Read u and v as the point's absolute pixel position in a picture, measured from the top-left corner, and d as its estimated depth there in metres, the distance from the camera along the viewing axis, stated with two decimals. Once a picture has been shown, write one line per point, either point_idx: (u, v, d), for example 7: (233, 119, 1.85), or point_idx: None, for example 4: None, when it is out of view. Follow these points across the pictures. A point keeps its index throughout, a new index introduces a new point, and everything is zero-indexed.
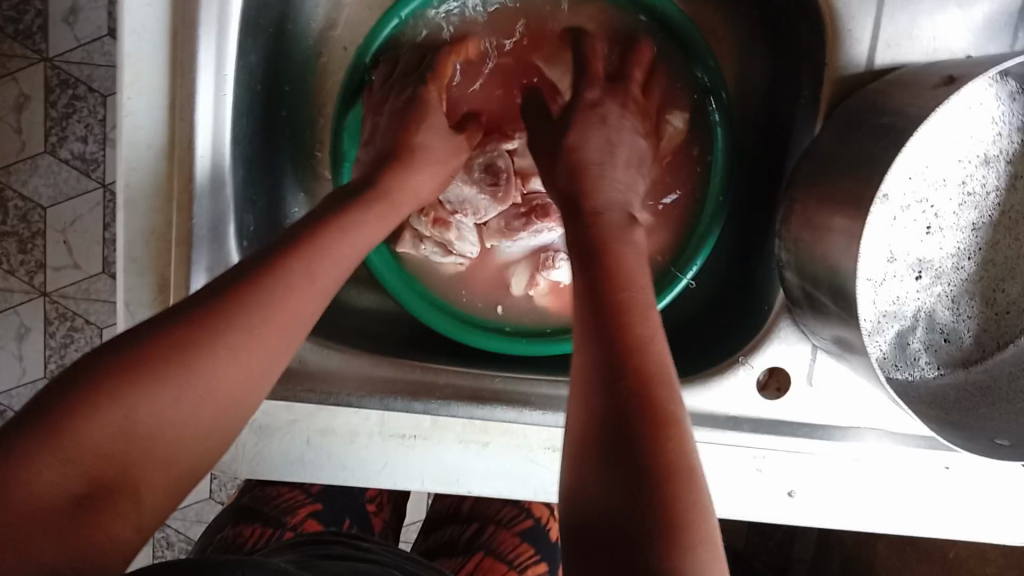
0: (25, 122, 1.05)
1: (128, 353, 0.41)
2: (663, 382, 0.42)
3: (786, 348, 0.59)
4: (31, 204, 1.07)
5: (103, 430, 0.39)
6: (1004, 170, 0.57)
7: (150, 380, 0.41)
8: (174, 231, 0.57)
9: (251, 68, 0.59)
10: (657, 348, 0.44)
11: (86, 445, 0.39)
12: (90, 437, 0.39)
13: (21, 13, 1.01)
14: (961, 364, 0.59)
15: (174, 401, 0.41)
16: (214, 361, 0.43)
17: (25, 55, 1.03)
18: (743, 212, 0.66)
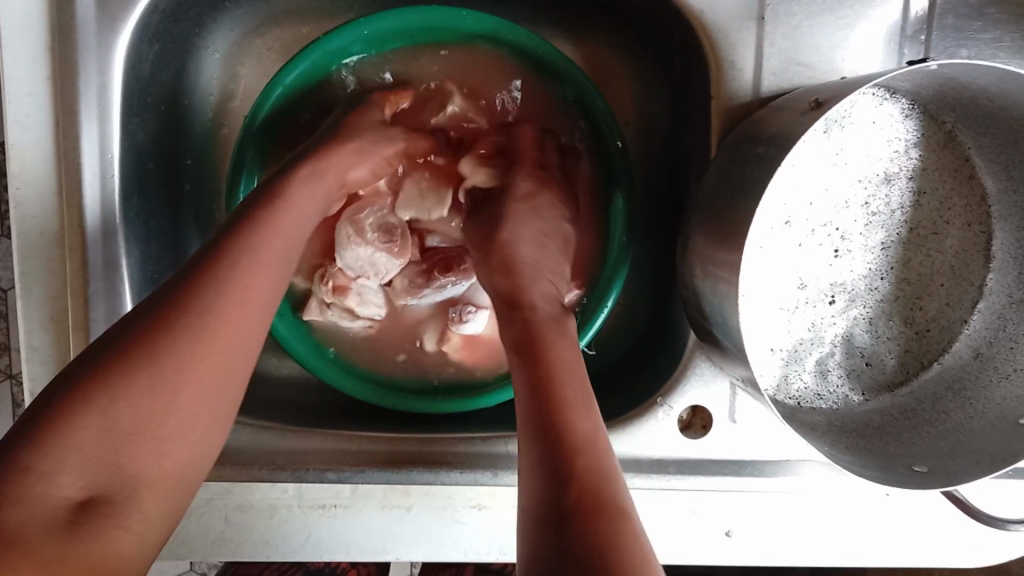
0: None
1: (104, 357, 0.40)
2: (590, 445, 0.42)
3: (703, 387, 0.58)
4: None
5: (89, 437, 0.39)
6: (907, 187, 0.55)
7: (123, 379, 0.40)
8: (71, 316, 0.56)
9: (142, 146, 0.59)
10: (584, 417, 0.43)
11: (74, 449, 0.38)
12: (76, 443, 0.38)
13: None
14: (885, 388, 0.57)
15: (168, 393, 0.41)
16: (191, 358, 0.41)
17: None
18: (655, 250, 0.65)
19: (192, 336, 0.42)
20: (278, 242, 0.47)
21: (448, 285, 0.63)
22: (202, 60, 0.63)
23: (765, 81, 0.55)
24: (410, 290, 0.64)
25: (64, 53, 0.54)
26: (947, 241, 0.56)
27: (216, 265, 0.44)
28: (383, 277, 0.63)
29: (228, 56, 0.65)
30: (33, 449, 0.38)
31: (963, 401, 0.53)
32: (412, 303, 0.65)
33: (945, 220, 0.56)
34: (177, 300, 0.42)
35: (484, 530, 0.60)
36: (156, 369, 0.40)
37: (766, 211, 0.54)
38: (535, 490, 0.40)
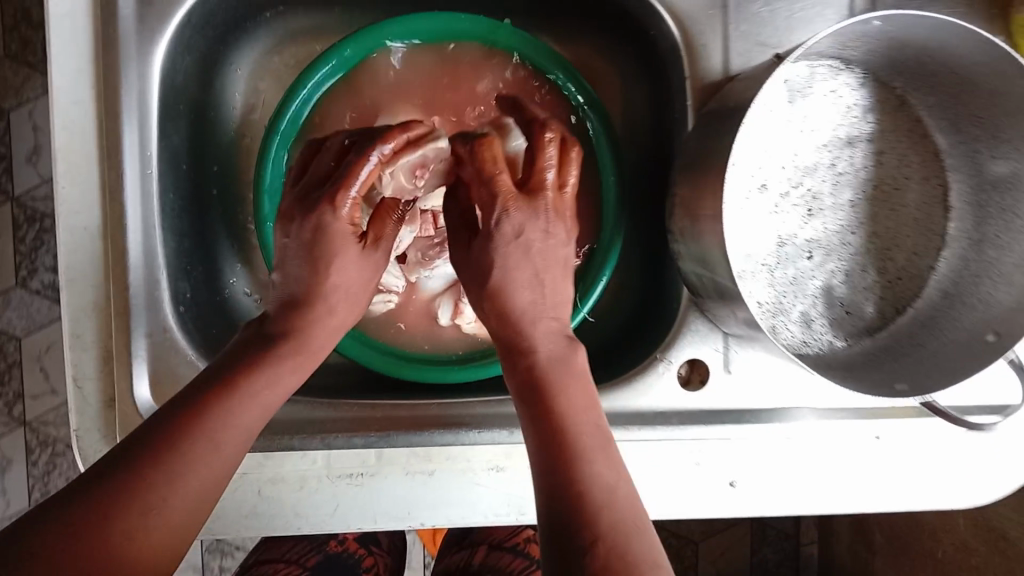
0: None
1: (139, 452, 0.44)
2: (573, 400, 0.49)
3: (696, 341, 0.63)
4: (7, 336, 1.10)
5: (115, 531, 0.41)
6: (868, 149, 0.62)
7: (160, 476, 0.43)
8: (114, 302, 0.61)
9: (175, 148, 0.64)
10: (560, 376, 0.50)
11: (99, 546, 0.40)
12: (103, 537, 0.41)
13: None
14: (865, 332, 0.62)
15: (173, 493, 0.43)
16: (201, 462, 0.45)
17: None
18: (645, 228, 0.71)
19: (203, 443, 0.45)
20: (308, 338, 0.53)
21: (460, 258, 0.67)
22: (224, 77, 0.69)
23: (734, 60, 0.61)
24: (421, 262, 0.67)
25: (106, 64, 0.59)
26: (908, 196, 0.62)
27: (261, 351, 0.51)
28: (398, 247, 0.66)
29: (248, 73, 0.72)
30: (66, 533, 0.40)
31: (937, 331, 0.58)
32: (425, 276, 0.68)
33: (905, 176, 0.62)
34: (190, 415, 0.45)
35: (503, 490, 0.64)
36: (173, 471, 0.43)
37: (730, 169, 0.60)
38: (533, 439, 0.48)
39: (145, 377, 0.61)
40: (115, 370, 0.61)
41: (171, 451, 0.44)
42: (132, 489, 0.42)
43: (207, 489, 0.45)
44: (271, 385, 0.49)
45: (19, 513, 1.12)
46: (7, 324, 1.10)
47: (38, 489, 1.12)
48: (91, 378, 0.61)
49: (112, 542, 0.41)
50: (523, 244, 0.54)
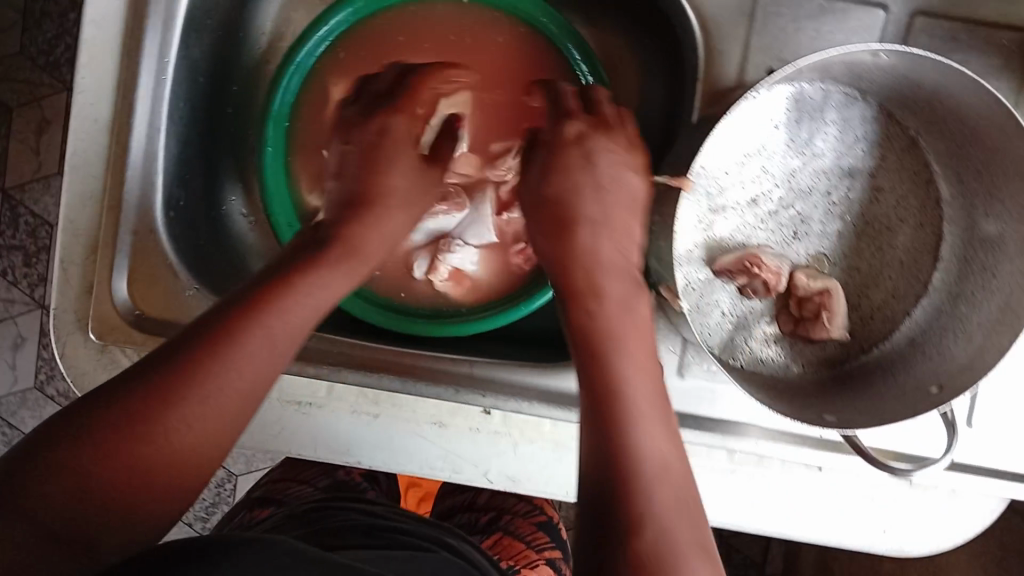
0: (42, 144, 1.21)
1: (175, 365, 0.44)
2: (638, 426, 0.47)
3: (657, 339, 0.63)
4: (40, 221, 1.22)
5: (159, 443, 0.42)
6: (866, 184, 0.61)
7: (180, 383, 0.43)
8: (108, 195, 0.63)
9: (195, 61, 0.67)
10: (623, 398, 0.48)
11: (147, 449, 0.42)
12: (150, 444, 0.42)
13: (52, 46, 1.19)
14: (824, 364, 0.62)
15: (196, 414, 0.43)
16: (205, 387, 0.43)
17: (49, 83, 1.20)
18: None
19: (190, 392, 0.43)
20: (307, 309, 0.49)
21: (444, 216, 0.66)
22: (261, 1, 0.71)
23: (750, 68, 0.61)
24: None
25: None
26: (899, 238, 0.61)
27: (237, 320, 0.46)
28: None
29: (284, 1, 0.73)
30: (99, 440, 0.41)
31: (890, 378, 0.58)
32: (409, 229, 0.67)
33: (900, 219, 0.61)
34: (203, 352, 0.44)
35: (441, 447, 0.65)
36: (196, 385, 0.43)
37: (695, 173, 0.60)
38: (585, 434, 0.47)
39: (124, 276, 0.64)
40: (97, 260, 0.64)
41: (156, 403, 0.42)
42: (133, 420, 0.42)
43: (224, 417, 0.44)
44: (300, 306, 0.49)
45: (24, 391, 1.23)
46: (42, 211, 1.21)
47: (42, 371, 1.22)
48: (75, 263, 0.64)
49: (162, 453, 0.42)
50: (586, 157, 0.58)
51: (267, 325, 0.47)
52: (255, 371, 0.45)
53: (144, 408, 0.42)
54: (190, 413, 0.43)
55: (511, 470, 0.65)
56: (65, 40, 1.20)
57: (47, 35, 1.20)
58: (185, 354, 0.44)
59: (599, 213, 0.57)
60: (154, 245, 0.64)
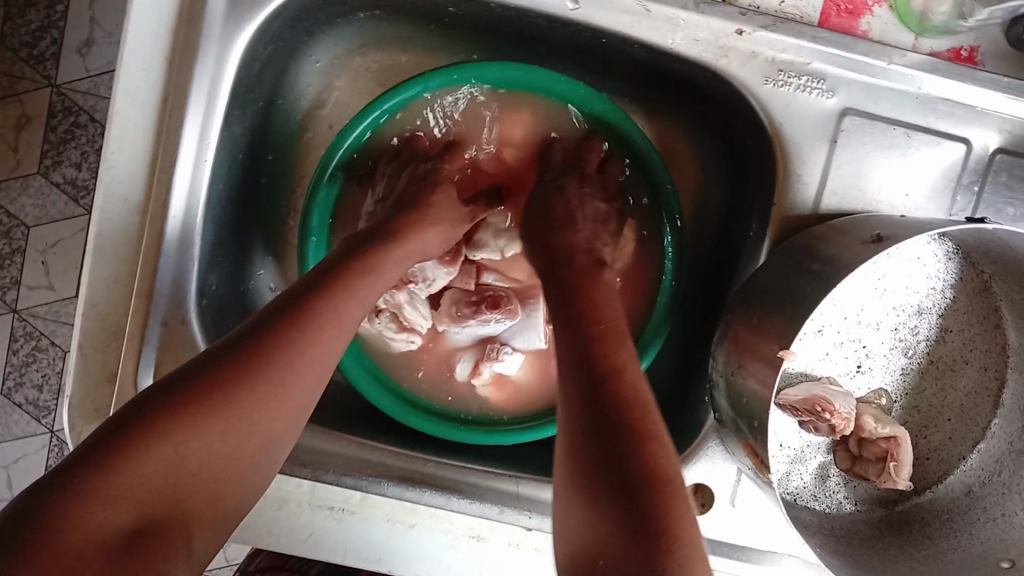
0: (24, 142, 1.04)
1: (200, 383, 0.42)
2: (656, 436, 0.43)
3: (711, 466, 0.61)
4: (15, 221, 1.05)
5: (161, 465, 0.40)
6: (935, 323, 0.60)
7: (220, 404, 0.42)
8: (137, 282, 0.59)
9: (235, 138, 0.62)
10: (649, 416, 0.44)
11: (149, 474, 0.40)
12: (150, 468, 0.40)
13: (37, 39, 1.02)
14: (878, 502, 0.62)
15: (226, 434, 0.43)
16: (251, 405, 0.43)
17: (33, 78, 1.03)
18: (688, 326, 0.69)
19: (227, 408, 0.43)
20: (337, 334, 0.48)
21: (493, 321, 0.65)
22: (304, 67, 0.67)
23: (823, 198, 0.59)
24: (455, 320, 0.65)
25: (187, 41, 0.57)
26: (963, 380, 0.60)
27: (289, 321, 0.46)
28: (430, 286, 0.65)
29: (327, 67, 0.69)
30: (110, 470, 0.39)
31: (950, 531, 0.57)
32: (453, 329, 0.66)
33: (965, 360, 0.60)
34: (246, 354, 0.44)
35: (479, 560, 0.62)
36: (236, 400, 0.43)
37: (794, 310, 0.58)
38: (586, 437, 0.43)
39: (150, 371, 0.59)
40: (120, 348, 0.59)
41: (200, 407, 0.42)
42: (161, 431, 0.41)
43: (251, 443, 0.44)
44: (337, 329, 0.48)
45: None
46: (18, 211, 1.05)
47: (13, 378, 1.09)
48: (95, 350, 0.59)
49: (158, 477, 0.40)
50: (578, 184, 0.65)
51: (309, 335, 0.46)
52: (299, 397, 0.46)
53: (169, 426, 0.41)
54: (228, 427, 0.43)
55: None
56: (52, 31, 1.02)
57: (31, 25, 1.02)
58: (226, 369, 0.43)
59: (585, 250, 0.60)
60: (185, 336, 0.60)
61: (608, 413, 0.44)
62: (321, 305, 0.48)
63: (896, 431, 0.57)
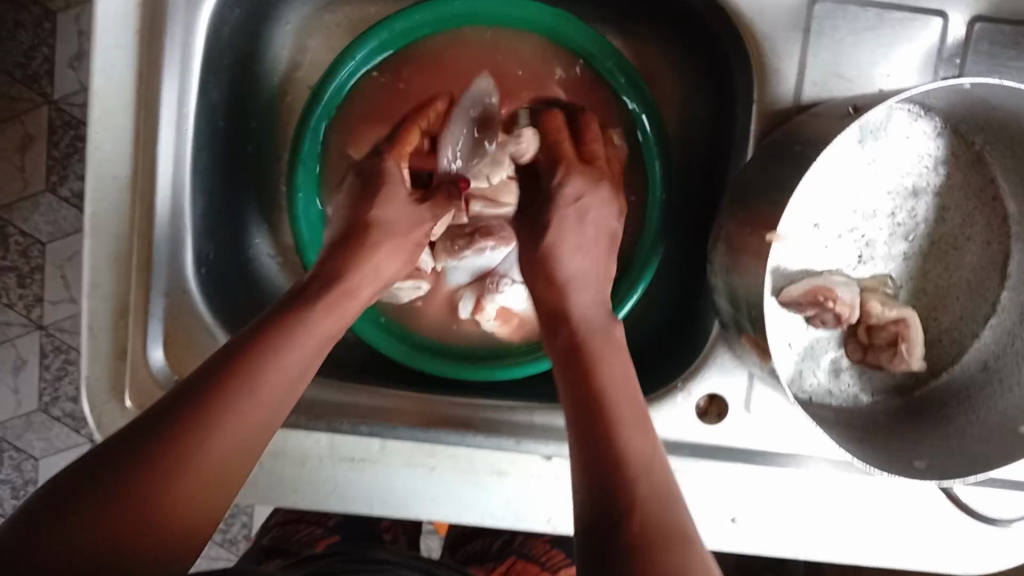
0: (29, 161, 1.05)
1: (186, 407, 0.43)
2: (646, 477, 0.45)
3: (722, 374, 0.61)
4: (31, 239, 1.06)
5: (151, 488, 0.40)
6: (932, 202, 0.59)
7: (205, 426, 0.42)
8: (135, 257, 0.59)
9: (213, 104, 0.62)
10: (644, 464, 0.45)
11: (147, 499, 0.39)
12: (143, 493, 0.39)
13: (30, 57, 1.02)
14: (894, 392, 0.61)
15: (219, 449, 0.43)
16: (239, 418, 0.44)
17: (30, 97, 1.03)
18: (684, 244, 0.69)
19: (219, 427, 0.43)
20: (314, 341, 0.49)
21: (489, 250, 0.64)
22: (275, 30, 0.67)
23: (805, 88, 0.58)
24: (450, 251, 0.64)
25: (153, 9, 0.56)
26: (967, 257, 0.59)
27: (270, 336, 0.47)
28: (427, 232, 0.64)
29: (299, 28, 0.69)
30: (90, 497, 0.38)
31: (968, 408, 0.57)
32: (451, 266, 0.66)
33: (967, 237, 0.59)
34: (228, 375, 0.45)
35: (503, 495, 0.63)
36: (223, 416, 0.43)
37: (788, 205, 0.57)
38: (591, 485, 0.45)
39: (159, 340, 0.60)
40: (129, 324, 0.59)
41: (191, 425, 0.42)
42: (160, 453, 0.41)
43: (242, 454, 0.44)
44: (297, 352, 0.48)
45: (27, 415, 1.10)
46: (32, 229, 1.06)
47: (49, 394, 1.09)
48: (105, 328, 0.58)
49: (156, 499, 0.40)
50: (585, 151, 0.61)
51: (275, 354, 0.47)
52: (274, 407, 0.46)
53: (162, 450, 0.41)
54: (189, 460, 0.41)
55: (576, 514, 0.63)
56: (43, 48, 1.02)
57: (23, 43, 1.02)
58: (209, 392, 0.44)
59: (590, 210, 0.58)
60: (188, 304, 0.61)
61: (606, 456, 0.45)
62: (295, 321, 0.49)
63: (904, 312, 0.57)
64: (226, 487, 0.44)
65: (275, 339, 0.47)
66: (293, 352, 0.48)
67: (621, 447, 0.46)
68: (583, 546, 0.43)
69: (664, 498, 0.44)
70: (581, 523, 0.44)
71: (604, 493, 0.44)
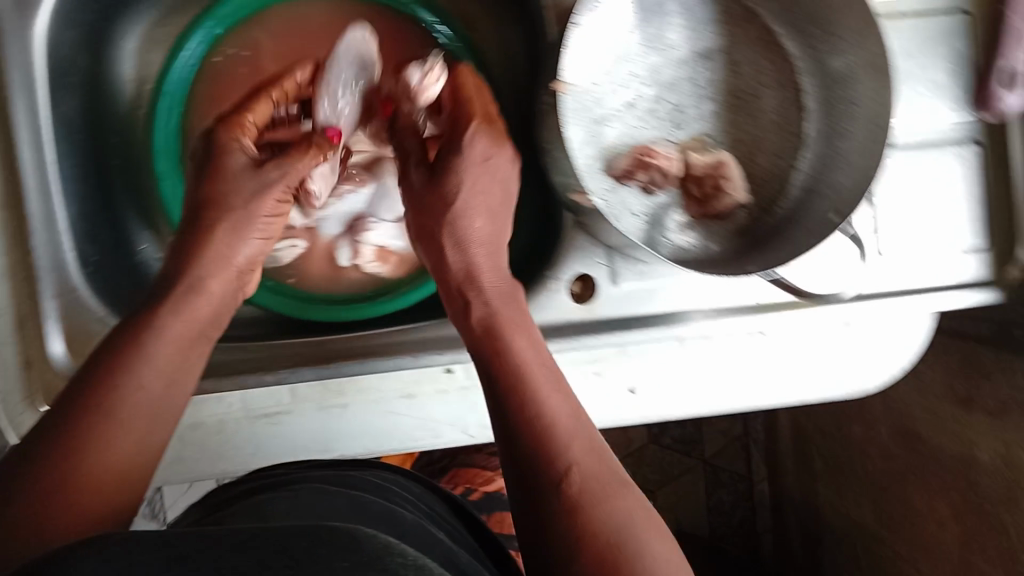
0: None
1: (77, 403, 0.44)
2: (556, 432, 0.48)
3: (586, 256, 0.66)
4: None
5: (74, 475, 0.41)
6: (718, 59, 0.67)
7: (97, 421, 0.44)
8: (19, 264, 0.63)
9: (68, 116, 0.67)
10: (556, 422, 0.49)
11: (70, 485, 0.41)
12: (65, 479, 0.41)
13: None
14: (738, 234, 0.66)
15: (117, 431, 0.44)
16: (137, 401, 0.45)
17: None
18: (529, 160, 0.74)
19: (119, 415, 0.44)
20: (204, 308, 0.52)
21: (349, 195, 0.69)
22: (116, 49, 0.73)
23: None
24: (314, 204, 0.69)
25: None
26: (764, 101, 0.67)
27: (152, 317, 0.49)
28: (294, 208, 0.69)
29: (140, 46, 0.75)
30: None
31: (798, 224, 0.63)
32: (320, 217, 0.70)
33: (759, 85, 0.67)
34: (107, 368, 0.46)
35: (415, 416, 0.66)
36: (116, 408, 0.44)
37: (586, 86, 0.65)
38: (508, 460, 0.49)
39: (57, 332, 0.62)
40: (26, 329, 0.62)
41: (89, 414, 0.44)
42: (68, 449, 0.42)
43: (152, 437, 0.46)
44: (167, 333, 0.49)
45: None
46: None
47: None
48: None
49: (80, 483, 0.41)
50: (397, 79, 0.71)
51: (153, 336, 0.48)
52: (164, 378, 0.47)
53: (61, 451, 0.42)
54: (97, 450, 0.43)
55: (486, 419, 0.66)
56: None
57: None
58: (93, 389, 0.45)
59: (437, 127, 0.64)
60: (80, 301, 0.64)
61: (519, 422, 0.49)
62: (168, 303, 0.51)
63: (720, 155, 0.65)
64: (142, 470, 0.45)
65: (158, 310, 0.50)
66: (165, 332, 0.49)
67: (532, 403, 0.49)
68: (523, 535, 0.47)
69: (578, 454, 0.48)
70: (517, 483, 0.48)
71: (530, 490, 0.47)
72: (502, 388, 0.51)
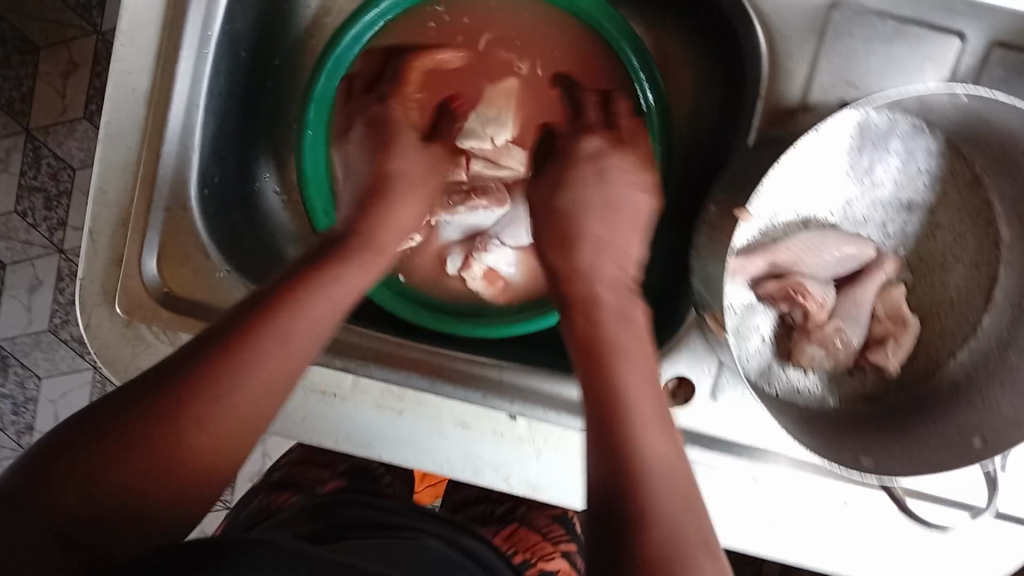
0: (70, 88, 1.08)
1: (183, 371, 0.43)
2: (689, 501, 0.42)
3: (695, 358, 0.62)
4: (63, 164, 1.08)
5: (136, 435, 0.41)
6: (925, 217, 0.60)
7: (191, 388, 0.43)
8: (143, 168, 0.61)
9: (238, 34, 0.64)
10: (685, 481, 0.43)
11: (75, 471, 0.39)
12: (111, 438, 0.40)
13: None
14: (862, 399, 0.61)
15: (228, 405, 0.44)
16: (244, 371, 0.44)
17: (80, 26, 1.06)
18: (680, 232, 0.71)
19: (219, 382, 0.44)
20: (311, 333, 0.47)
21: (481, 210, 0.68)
22: None
23: (814, 87, 0.59)
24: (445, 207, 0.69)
25: None
26: (952, 278, 0.60)
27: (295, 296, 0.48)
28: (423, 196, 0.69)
29: None
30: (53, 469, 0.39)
31: (930, 419, 0.57)
32: (444, 221, 0.70)
33: (955, 257, 0.60)
34: (225, 340, 0.45)
35: (467, 446, 0.64)
36: (211, 385, 0.43)
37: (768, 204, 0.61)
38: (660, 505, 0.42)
39: (154, 251, 0.62)
40: (128, 232, 0.61)
41: (187, 388, 0.43)
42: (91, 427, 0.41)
43: (242, 422, 0.44)
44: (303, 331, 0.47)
45: (36, 334, 1.12)
46: (64, 153, 1.08)
47: (60, 317, 1.11)
48: (106, 235, 0.61)
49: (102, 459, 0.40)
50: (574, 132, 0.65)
51: (270, 330, 0.46)
52: (290, 365, 0.47)
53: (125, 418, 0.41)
54: (248, 384, 0.44)
55: (533, 476, 0.64)
56: None
57: None
58: (217, 356, 0.44)
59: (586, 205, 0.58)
60: (187, 223, 0.63)
61: (671, 476, 0.43)
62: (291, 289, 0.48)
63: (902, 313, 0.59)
64: (233, 447, 0.44)
65: (276, 305, 0.47)
66: (288, 334, 0.47)
67: (662, 458, 0.43)
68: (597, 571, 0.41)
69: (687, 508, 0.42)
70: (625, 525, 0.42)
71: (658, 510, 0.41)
72: (615, 433, 0.45)
